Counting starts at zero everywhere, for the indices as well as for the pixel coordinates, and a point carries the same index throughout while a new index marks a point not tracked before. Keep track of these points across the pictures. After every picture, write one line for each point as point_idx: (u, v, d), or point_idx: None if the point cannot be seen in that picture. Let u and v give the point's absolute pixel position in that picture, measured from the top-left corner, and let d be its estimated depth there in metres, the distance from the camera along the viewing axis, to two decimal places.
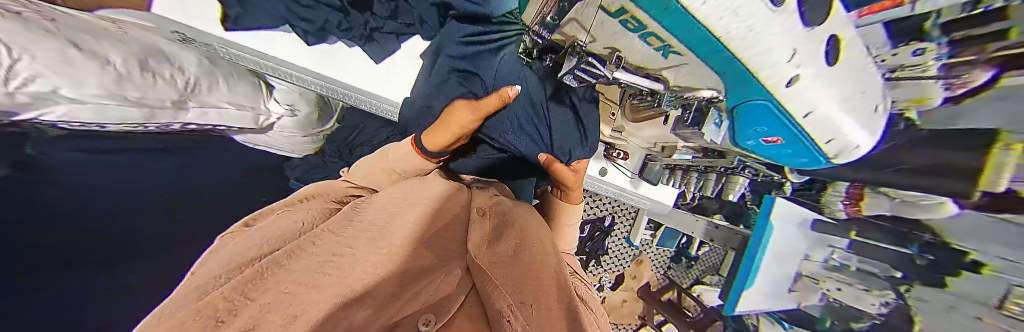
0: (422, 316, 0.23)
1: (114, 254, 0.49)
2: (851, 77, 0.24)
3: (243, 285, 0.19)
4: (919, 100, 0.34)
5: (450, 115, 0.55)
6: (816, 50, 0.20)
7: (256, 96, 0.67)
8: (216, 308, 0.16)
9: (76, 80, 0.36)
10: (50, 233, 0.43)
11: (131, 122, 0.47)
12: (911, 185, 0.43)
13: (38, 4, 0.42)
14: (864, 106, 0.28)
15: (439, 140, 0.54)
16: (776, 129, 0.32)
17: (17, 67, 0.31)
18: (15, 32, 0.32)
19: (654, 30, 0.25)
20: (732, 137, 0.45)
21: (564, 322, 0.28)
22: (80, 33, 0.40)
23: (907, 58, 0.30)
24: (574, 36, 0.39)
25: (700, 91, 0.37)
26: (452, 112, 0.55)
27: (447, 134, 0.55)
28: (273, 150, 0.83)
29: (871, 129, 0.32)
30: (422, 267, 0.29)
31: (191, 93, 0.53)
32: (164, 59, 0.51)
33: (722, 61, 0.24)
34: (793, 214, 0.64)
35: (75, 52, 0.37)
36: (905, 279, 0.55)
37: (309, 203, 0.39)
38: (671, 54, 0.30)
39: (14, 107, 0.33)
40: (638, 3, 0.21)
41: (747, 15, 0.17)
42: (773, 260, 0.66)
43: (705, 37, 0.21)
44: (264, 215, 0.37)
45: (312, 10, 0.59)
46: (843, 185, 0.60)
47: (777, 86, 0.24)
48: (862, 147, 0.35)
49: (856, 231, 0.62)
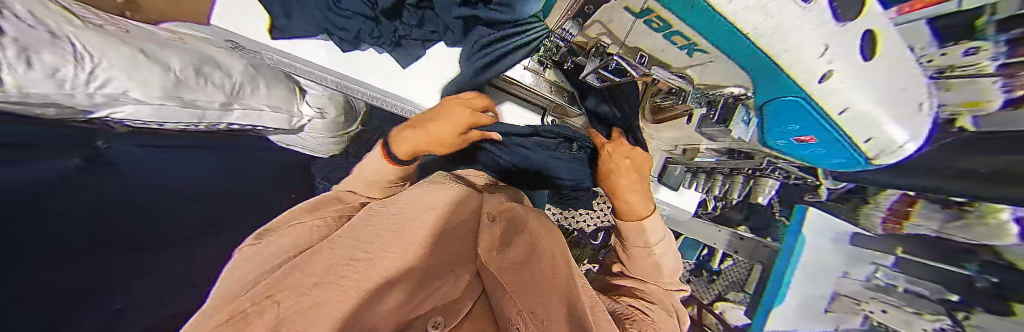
0: (431, 319, 0.27)
1: (158, 239, 0.49)
2: (890, 73, 0.24)
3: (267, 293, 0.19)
4: (969, 105, 0.33)
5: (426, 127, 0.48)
6: (850, 46, 0.22)
7: (292, 98, 0.69)
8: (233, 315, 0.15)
9: (141, 82, 0.41)
10: (129, 213, 0.46)
11: (184, 119, 0.51)
12: (969, 188, 0.40)
13: (116, 17, 0.48)
14: (905, 104, 0.27)
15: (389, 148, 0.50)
16: (808, 125, 0.34)
17: (97, 71, 0.36)
18: (94, 40, 0.37)
19: (679, 29, 0.28)
20: (762, 135, 0.42)
21: (564, 320, 0.27)
22: (147, 42, 0.46)
23: (955, 58, 0.28)
24: (598, 39, 0.42)
25: (726, 88, 0.38)
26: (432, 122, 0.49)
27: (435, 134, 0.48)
28: (304, 149, 0.87)
29: (914, 128, 0.30)
30: (432, 269, 0.31)
31: (236, 96, 0.57)
32: (215, 65, 0.55)
33: (751, 59, 0.27)
34: (827, 227, 0.67)
35: (142, 58, 0.42)
36: (962, 303, 0.49)
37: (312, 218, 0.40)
38: (697, 52, 0.32)
39: (90, 106, 0.38)
40: (665, 4, 0.25)
41: (774, 12, 0.20)
42: (807, 278, 0.65)
43: (731, 33, 0.24)
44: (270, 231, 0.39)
45: (350, 19, 0.64)
46: (887, 200, 0.57)
47: (811, 81, 0.26)
48: (908, 148, 0.33)
49: (903, 248, 0.58)
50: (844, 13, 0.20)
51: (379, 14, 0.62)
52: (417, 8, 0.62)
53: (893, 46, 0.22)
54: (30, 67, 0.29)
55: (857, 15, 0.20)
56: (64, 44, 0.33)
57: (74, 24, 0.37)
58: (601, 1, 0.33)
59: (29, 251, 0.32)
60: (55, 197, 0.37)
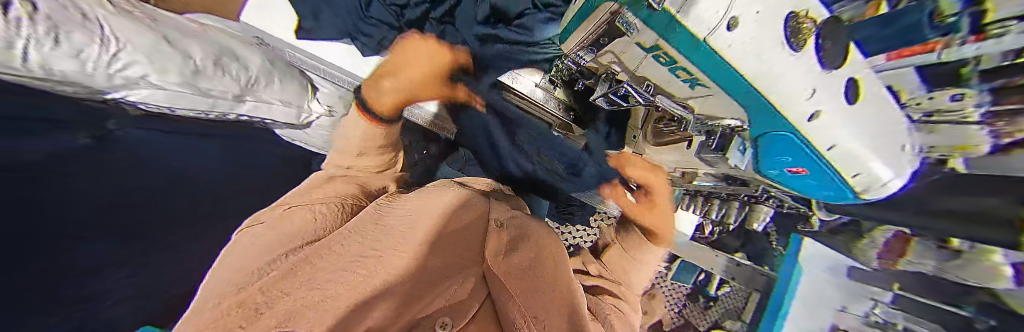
0: (440, 319, 0.25)
1: (147, 226, 0.47)
2: (875, 115, 0.27)
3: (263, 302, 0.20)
4: (960, 147, 0.32)
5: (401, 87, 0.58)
6: (836, 90, 0.24)
7: (303, 96, 0.71)
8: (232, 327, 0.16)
9: (161, 68, 0.42)
10: (129, 196, 0.45)
11: (196, 106, 0.51)
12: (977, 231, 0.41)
13: (145, 6, 0.50)
14: (890, 145, 0.30)
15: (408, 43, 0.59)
16: (799, 159, 0.34)
17: (119, 54, 0.37)
18: (125, 26, 0.39)
19: (683, 65, 0.29)
20: (756, 163, 0.43)
21: (563, 326, 0.30)
22: (172, 30, 0.48)
23: (942, 101, 0.27)
24: (609, 66, 0.42)
25: (723, 120, 0.38)
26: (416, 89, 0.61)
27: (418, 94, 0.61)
28: (307, 146, 0.89)
29: (899, 167, 0.34)
30: (430, 271, 0.29)
31: (250, 88, 0.58)
32: (233, 58, 0.56)
33: (749, 96, 0.28)
34: (823, 257, 0.74)
35: (165, 46, 0.44)
36: None
37: (321, 205, 0.42)
38: (697, 86, 0.32)
39: (111, 88, 0.39)
40: (671, 42, 0.26)
41: (767, 58, 0.22)
42: (806, 309, 0.71)
43: (731, 74, 0.25)
44: (260, 216, 0.40)
45: (374, 27, 0.70)
46: (883, 238, 0.58)
47: (801, 120, 0.27)
48: (891, 184, 0.35)
49: (899, 283, 0.57)
50: (830, 61, 0.23)
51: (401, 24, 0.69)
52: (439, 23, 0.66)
53: (874, 92, 0.25)
54: (57, 45, 0.30)
55: (841, 64, 0.24)
56: (93, 27, 0.35)
57: (110, 9, 0.39)
58: (614, 33, 0.33)
59: (66, 237, 0.36)
60: (87, 176, 0.40)
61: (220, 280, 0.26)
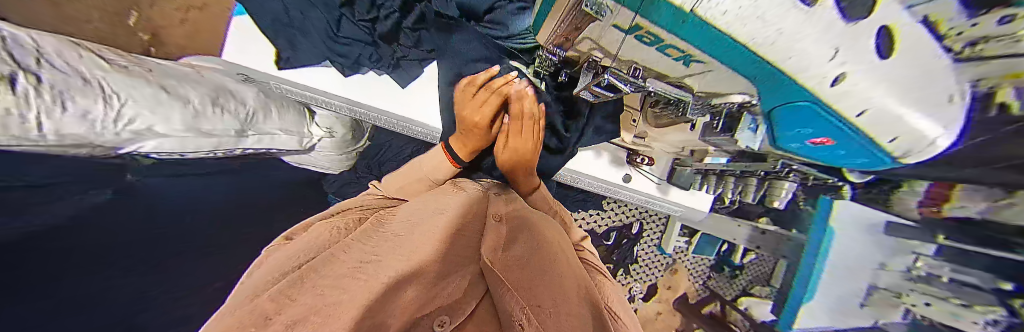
0: (436, 318, 0.27)
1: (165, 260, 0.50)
2: (916, 72, 0.23)
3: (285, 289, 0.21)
4: (1013, 76, 0.22)
5: (512, 138, 0.58)
6: (865, 47, 0.20)
7: (301, 122, 0.73)
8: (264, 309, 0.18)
9: (164, 118, 0.44)
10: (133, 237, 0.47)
11: (201, 149, 0.53)
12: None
13: (139, 57, 0.52)
14: (934, 100, 0.26)
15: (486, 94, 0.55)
16: (823, 129, 0.32)
17: (123, 109, 0.38)
18: (122, 81, 0.40)
19: (670, 42, 0.26)
20: (772, 140, 0.42)
21: (581, 317, 0.27)
22: (168, 78, 0.49)
23: (986, 29, 0.18)
24: (590, 52, 0.40)
25: (729, 96, 0.35)
26: (518, 132, 0.58)
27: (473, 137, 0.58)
28: (314, 168, 0.91)
29: (946, 122, 0.29)
30: (447, 266, 0.31)
31: (250, 123, 0.60)
32: (229, 95, 0.58)
33: (753, 66, 0.24)
34: (861, 219, 0.61)
35: (163, 95, 0.45)
36: (1017, 291, 0.46)
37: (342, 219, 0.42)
38: (693, 63, 0.29)
39: (118, 143, 0.40)
40: (652, 18, 0.23)
41: (773, 20, 0.17)
42: (839, 272, 0.62)
43: (731, 45, 0.21)
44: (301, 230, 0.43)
45: (349, 46, 0.66)
46: (923, 186, 0.52)
47: (823, 85, 0.24)
48: (938, 141, 0.32)
49: (943, 235, 0.54)
50: (852, 9, 0.18)
51: (377, 39, 0.65)
52: (412, 30, 0.64)
53: (913, 48, 0.21)
54: (64, 110, 0.31)
55: (868, 12, 0.18)
56: (96, 88, 0.36)
57: (106, 66, 0.40)
58: (586, 20, 0.30)
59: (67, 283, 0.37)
60: (91, 227, 0.43)
61: (262, 269, 0.29)
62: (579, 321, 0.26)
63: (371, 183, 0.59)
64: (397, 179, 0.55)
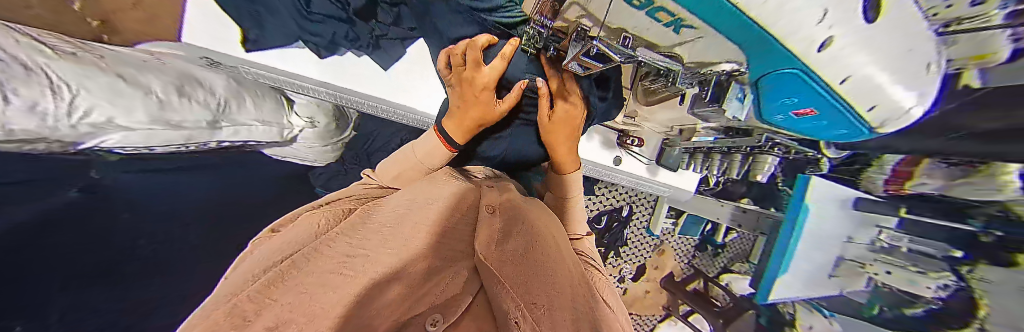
0: (430, 316, 0.26)
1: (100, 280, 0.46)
2: (907, 37, 0.23)
3: (261, 291, 0.21)
4: (979, 56, 0.28)
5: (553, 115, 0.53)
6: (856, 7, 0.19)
7: (279, 111, 0.71)
8: (241, 311, 0.18)
9: (125, 110, 0.41)
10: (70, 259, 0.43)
11: (172, 142, 0.50)
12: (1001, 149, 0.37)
13: (87, 44, 0.47)
14: (917, 69, 0.27)
15: (477, 53, 0.44)
16: (807, 98, 0.32)
17: (77, 100, 0.35)
18: (70, 69, 0.36)
19: (661, 4, 0.25)
20: (758, 110, 0.43)
21: (568, 311, 0.29)
22: (125, 67, 0.45)
23: (961, 9, 0.23)
24: (578, 21, 0.39)
25: (717, 65, 0.36)
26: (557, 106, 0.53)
27: (473, 112, 0.50)
28: (298, 160, 0.89)
29: (922, 92, 0.30)
30: (434, 266, 0.30)
31: (223, 113, 0.57)
32: (196, 84, 0.55)
33: (743, 30, 0.24)
34: (831, 193, 0.61)
35: (121, 84, 0.42)
36: (967, 258, 0.50)
37: (331, 209, 0.41)
38: (683, 29, 0.29)
39: (77, 137, 0.37)
40: None
41: None
42: (811, 243, 0.63)
43: (721, 5, 0.21)
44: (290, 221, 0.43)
45: (321, 24, 0.61)
46: (893, 160, 0.58)
47: (809, 51, 0.23)
48: (913, 112, 0.33)
49: (905, 208, 0.57)
50: None
51: (352, 15, 0.61)
52: (392, 5, 0.60)
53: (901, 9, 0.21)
54: (9, 102, 0.28)
55: None
56: (41, 76, 0.33)
57: (51, 52, 0.36)
58: None
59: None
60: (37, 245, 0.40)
61: (238, 271, 0.28)
62: (569, 313, 0.29)
63: (366, 174, 0.57)
64: (389, 167, 0.55)
